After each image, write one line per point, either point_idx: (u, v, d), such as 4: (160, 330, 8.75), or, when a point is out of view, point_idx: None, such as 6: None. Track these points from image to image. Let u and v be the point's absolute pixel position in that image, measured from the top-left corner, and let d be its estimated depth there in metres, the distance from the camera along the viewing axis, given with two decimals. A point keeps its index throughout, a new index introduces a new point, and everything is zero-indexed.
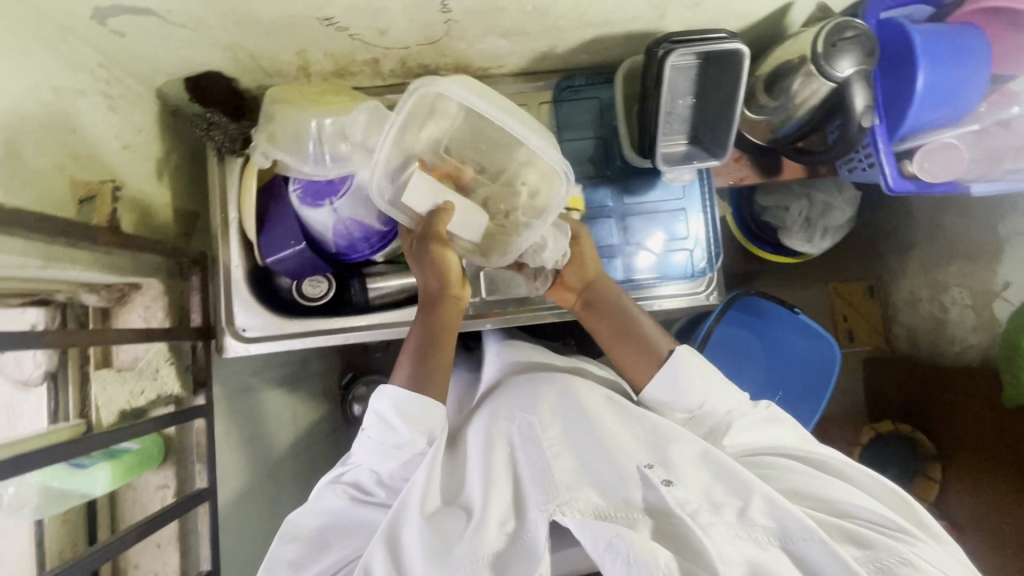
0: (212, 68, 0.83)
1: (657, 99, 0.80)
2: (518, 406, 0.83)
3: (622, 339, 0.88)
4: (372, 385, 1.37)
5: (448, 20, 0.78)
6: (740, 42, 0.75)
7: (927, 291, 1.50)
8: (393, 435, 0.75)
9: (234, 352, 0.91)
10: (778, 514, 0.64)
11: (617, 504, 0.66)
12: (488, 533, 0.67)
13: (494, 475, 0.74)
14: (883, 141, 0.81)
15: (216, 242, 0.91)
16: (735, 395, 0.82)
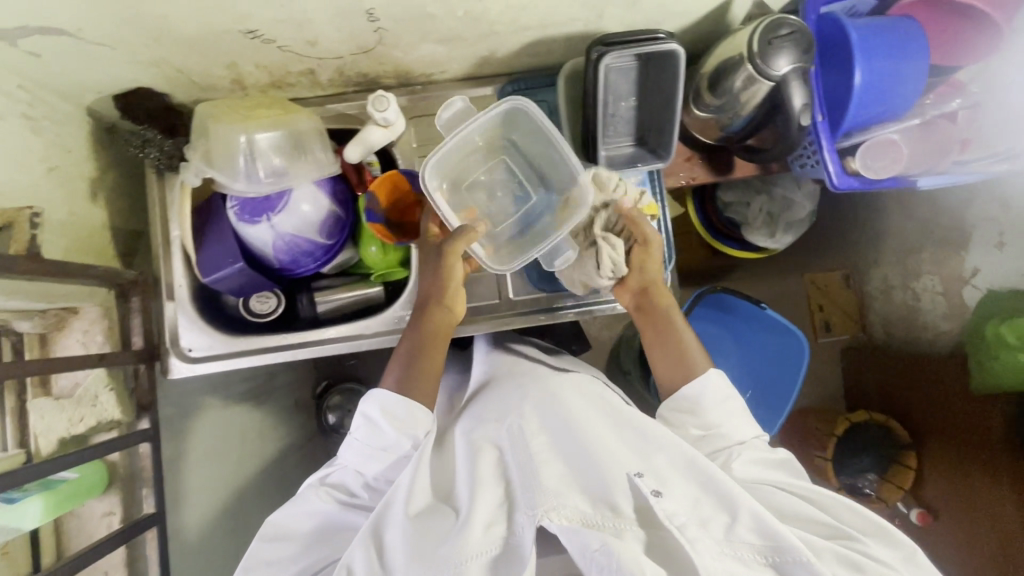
0: (141, 85, 0.81)
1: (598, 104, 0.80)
2: (510, 411, 0.80)
3: (663, 343, 0.87)
4: (344, 394, 1.36)
5: (378, 29, 0.76)
6: (675, 43, 0.75)
7: (899, 279, 1.46)
8: (381, 435, 0.77)
9: (180, 374, 0.89)
10: (763, 528, 0.64)
11: (603, 512, 0.65)
12: (473, 541, 0.66)
13: (482, 479, 0.73)
14: (826, 138, 0.80)
15: (158, 262, 0.89)
16: (747, 427, 0.82)
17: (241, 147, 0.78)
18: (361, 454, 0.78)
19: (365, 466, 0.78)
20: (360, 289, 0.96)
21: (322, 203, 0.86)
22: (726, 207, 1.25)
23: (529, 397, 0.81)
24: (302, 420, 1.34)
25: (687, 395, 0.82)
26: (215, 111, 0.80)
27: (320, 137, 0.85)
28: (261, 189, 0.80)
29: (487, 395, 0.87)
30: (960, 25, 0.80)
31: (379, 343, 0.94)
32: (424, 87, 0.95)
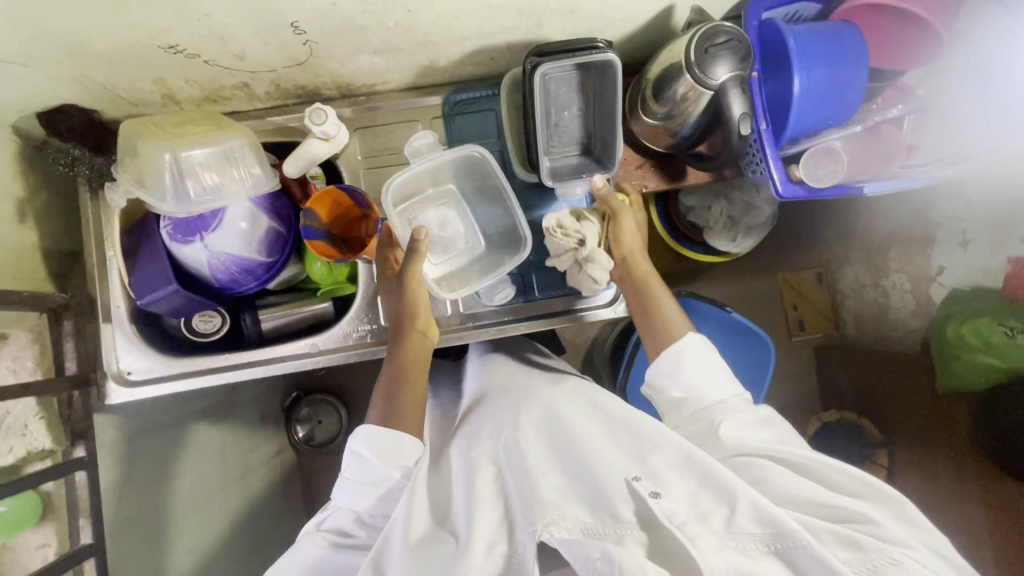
0: (65, 103, 0.78)
1: (536, 113, 0.77)
2: (504, 425, 0.78)
3: (643, 313, 0.85)
4: (311, 407, 1.35)
5: (307, 42, 0.74)
6: (609, 52, 0.73)
7: (869, 276, 1.42)
8: (371, 470, 0.74)
9: (117, 399, 0.86)
10: (765, 514, 0.57)
11: (604, 520, 0.61)
12: (472, 561, 0.61)
13: (479, 497, 0.68)
14: (770, 146, 0.78)
15: (94, 284, 0.86)
16: (727, 388, 0.77)
17: (167, 166, 0.76)
18: (357, 492, 0.74)
19: (361, 503, 0.74)
20: (306, 305, 0.94)
21: (259, 220, 0.84)
22: (688, 211, 1.24)
23: (524, 410, 0.79)
24: (268, 434, 1.31)
25: (669, 362, 0.79)
26: (139, 129, 0.78)
27: (255, 152, 0.82)
28: (188, 208, 0.77)
29: (480, 411, 0.85)
30: (902, 30, 0.79)
31: (323, 362, 0.91)
32: (368, 98, 0.93)
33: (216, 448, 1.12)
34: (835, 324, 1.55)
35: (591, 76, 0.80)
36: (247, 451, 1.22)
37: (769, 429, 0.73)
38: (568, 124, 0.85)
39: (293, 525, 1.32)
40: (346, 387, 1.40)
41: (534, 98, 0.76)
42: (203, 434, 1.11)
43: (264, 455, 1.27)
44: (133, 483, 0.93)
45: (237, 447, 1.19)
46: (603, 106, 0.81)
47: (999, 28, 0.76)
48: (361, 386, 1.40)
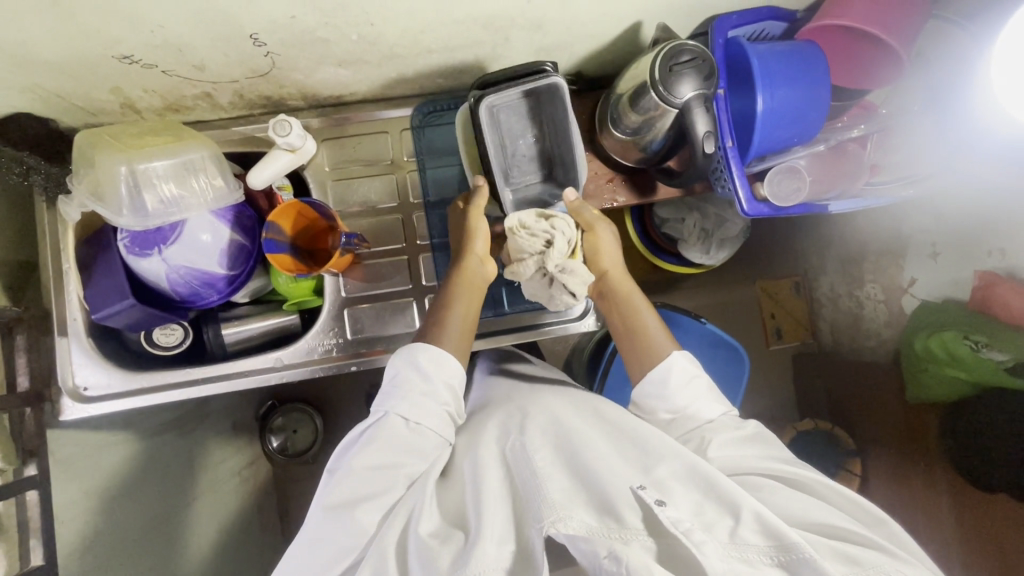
0: (19, 110, 0.76)
1: (489, 146, 0.78)
2: (512, 430, 0.78)
3: (627, 334, 0.85)
4: (286, 416, 1.33)
5: (268, 53, 0.73)
6: (556, 74, 0.74)
7: (844, 286, 1.44)
8: (424, 382, 0.73)
9: (72, 413, 0.84)
10: (769, 530, 0.59)
11: (609, 524, 0.61)
12: (484, 554, 0.61)
13: (490, 494, 0.67)
14: (736, 163, 0.78)
15: (50, 295, 0.84)
16: (714, 407, 0.80)
17: (124, 179, 0.74)
18: (406, 401, 0.72)
19: (410, 412, 0.72)
20: (274, 317, 0.93)
21: (222, 233, 0.82)
22: (662, 223, 1.25)
23: (544, 421, 0.78)
24: (242, 444, 1.29)
25: (658, 382, 0.80)
26: (95, 138, 0.76)
27: (219, 165, 0.81)
28: (145, 222, 0.76)
29: (495, 415, 0.83)
30: (868, 51, 0.79)
31: (289, 375, 0.89)
32: (336, 109, 0.92)
33: (183, 460, 1.10)
34: (811, 332, 1.59)
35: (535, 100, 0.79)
36: (216, 463, 1.19)
37: (764, 450, 0.75)
38: (524, 152, 0.83)
39: (267, 536, 1.29)
40: (322, 396, 1.38)
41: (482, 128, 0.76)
42: (170, 447, 1.08)
43: (235, 466, 1.24)
44: (92, 499, 0.90)
45: (205, 459, 1.16)
46: (556, 131, 0.81)
47: (959, 51, 0.77)
48: (337, 395, 1.38)
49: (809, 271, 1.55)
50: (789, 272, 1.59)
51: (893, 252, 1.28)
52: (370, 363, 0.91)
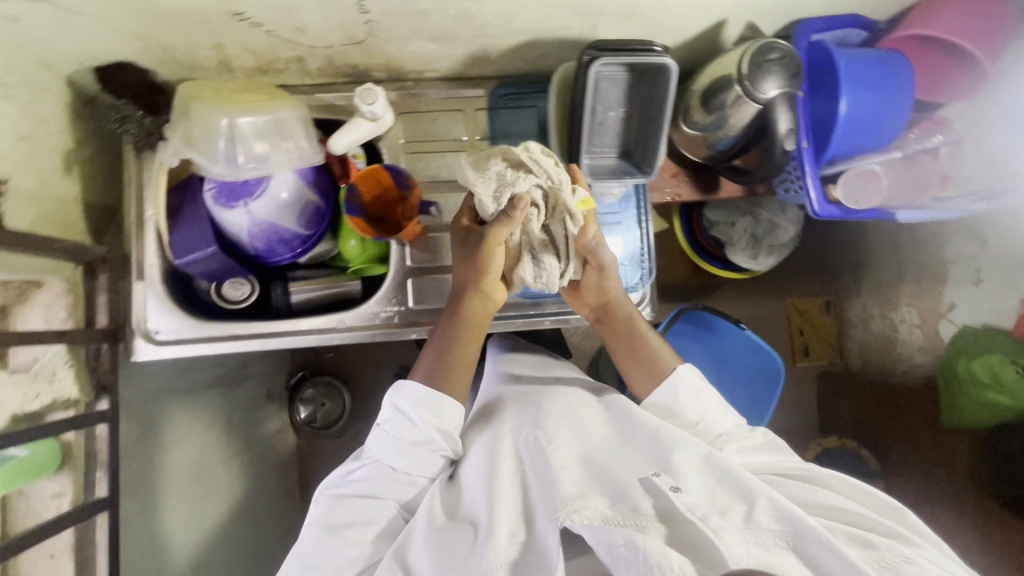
0: (124, 58, 0.80)
1: (582, 108, 0.78)
2: (526, 423, 0.80)
3: (632, 355, 0.86)
4: (318, 387, 1.36)
5: (369, 21, 0.75)
6: (667, 55, 0.72)
7: (878, 308, 1.44)
8: (413, 429, 0.75)
9: (145, 356, 0.87)
10: (783, 516, 0.61)
11: (624, 512, 0.62)
12: (496, 548, 0.64)
13: (501, 486, 0.70)
14: (810, 164, 0.80)
15: (131, 239, 0.88)
16: (727, 418, 0.82)
17: (224, 135, 0.78)
18: (387, 446, 0.76)
19: (393, 456, 0.75)
20: (336, 282, 0.95)
21: (300, 193, 0.85)
22: (711, 226, 1.26)
23: (554, 417, 0.80)
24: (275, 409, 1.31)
25: (665, 393, 0.81)
26: (191, 96, 0.78)
27: (307, 126, 0.84)
28: (237, 176, 0.79)
29: (511, 409, 0.85)
30: (948, 63, 0.81)
31: (349, 338, 0.92)
32: (415, 84, 0.94)
33: (224, 416, 1.13)
34: (840, 353, 1.58)
35: (638, 76, 0.78)
36: (251, 424, 1.22)
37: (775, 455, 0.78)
38: (610, 125, 0.83)
39: (287, 504, 1.31)
40: (355, 370, 1.41)
41: (584, 90, 0.77)
42: (214, 402, 1.11)
43: (267, 430, 1.27)
44: (146, 442, 0.92)
45: (242, 419, 1.19)
46: (649, 109, 0.80)
47: None
48: (370, 370, 1.41)
49: (843, 291, 1.55)
50: (822, 290, 1.59)
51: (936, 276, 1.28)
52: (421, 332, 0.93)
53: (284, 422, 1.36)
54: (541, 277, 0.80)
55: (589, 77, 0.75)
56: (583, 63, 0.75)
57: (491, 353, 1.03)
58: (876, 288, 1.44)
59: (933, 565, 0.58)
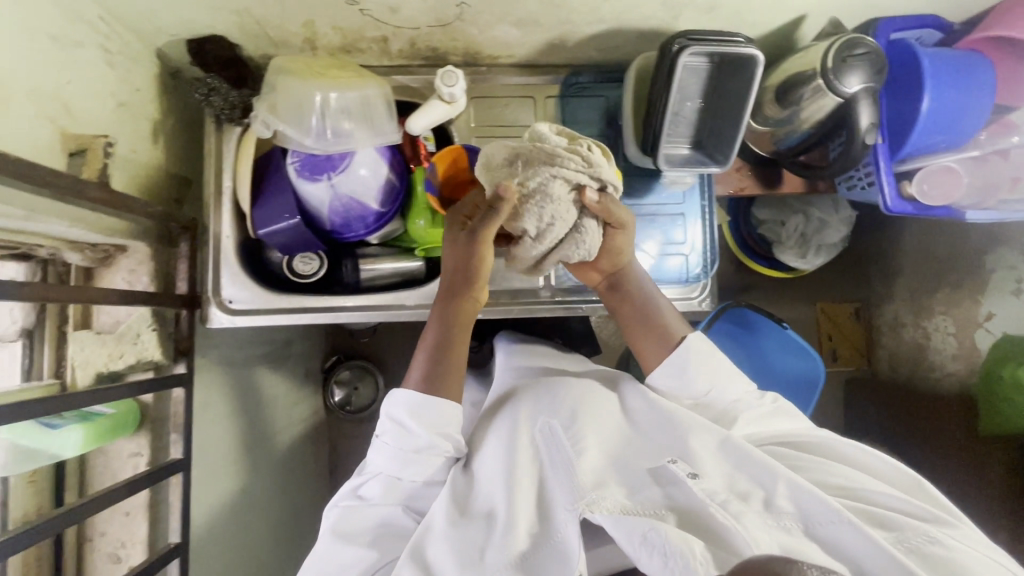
0: (216, 32, 0.81)
1: (665, 98, 0.78)
2: (541, 409, 0.77)
3: (646, 329, 0.83)
4: (355, 370, 1.37)
5: (461, 3, 0.77)
6: (754, 47, 0.73)
7: (911, 315, 1.43)
8: (413, 438, 0.71)
9: (219, 324, 0.89)
10: (803, 499, 0.61)
11: (642, 503, 0.62)
12: (517, 535, 0.64)
13: (517, 472, 0.69)
14: (884, 160, 0.82)
15: (208, 210, 0.89)
16: (738, 386, 0.79)
17: (315, 112, 0.81)
18: (388, 454, 0.71)
19: (396, 464, 0.71)
20: (401, 261, 0.97)
21: (381, 170, 0.86)
22: (759, 224, 1.27)
23: (566, 401, 0.78)
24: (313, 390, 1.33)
25: (674, 370, 0.78)
26: (279, 75, 0.81)
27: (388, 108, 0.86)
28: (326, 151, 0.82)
29: (521, 393, 0.82)
30: None
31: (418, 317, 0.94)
32: (488, 69, 0.96)
33: (271, 392, 1.14)
34: (868, 360, 1.59)
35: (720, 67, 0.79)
36: (291, 403, 1.23)
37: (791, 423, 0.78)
38: (686, 115, 0.84)
39: (316, 485, 1.32)
40: (393, 355, 1.42)
41: (670, 81, 0.77)
42: (263, 378, 1.12)
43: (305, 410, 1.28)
44: (209, 410, 0.94)
45: (286, 397, 1.21)
46: (729, 101, 0.81)
47: None
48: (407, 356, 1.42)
49: (873, 298, 1.56)
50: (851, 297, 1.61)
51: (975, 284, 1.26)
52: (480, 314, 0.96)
53: (319, 403, 1.38)
54: (582, 246, 0.75)
55: (676, 67, 0.76)
56: (672, 53, 0.75)
57: (501, 346, 1.01)
58: (908, 296, 1.44)
59: (962, 546, 0.56)
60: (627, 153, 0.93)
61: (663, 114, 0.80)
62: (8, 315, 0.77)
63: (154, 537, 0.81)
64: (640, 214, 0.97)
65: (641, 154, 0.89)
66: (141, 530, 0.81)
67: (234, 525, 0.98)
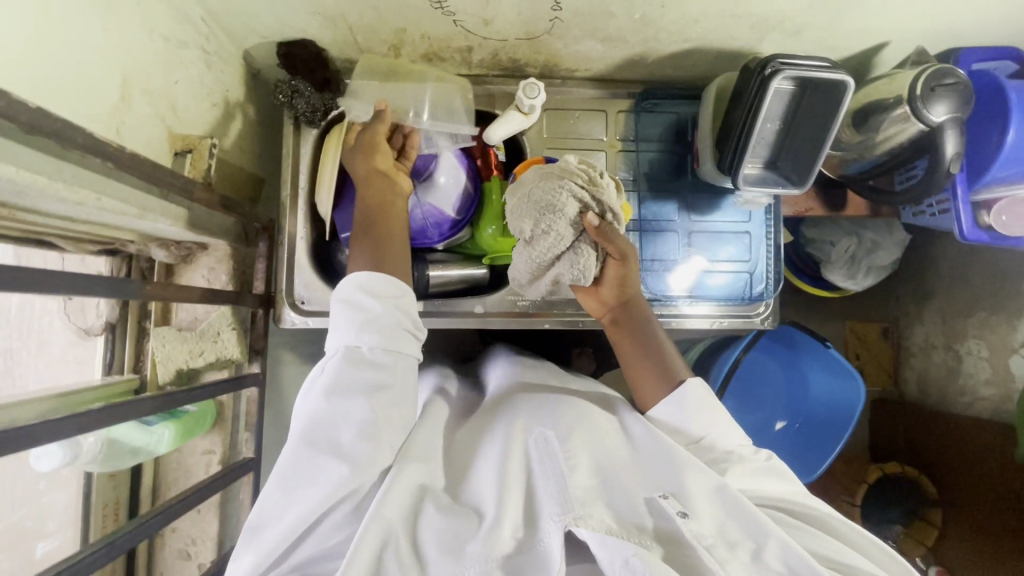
0: (307, 36, 0.81)
1: (752, 118, 0.79)
2: (531, 412, 0.70)
3: (644, 359, 0.74)
4: None
5: (555, 17, 0.78)
6: (846, 72, 0.74)
7: (941, 339, 1.40)
8: (365, 317, 0.63)
9: (291, 324, 0.89)
10: (797, 565, 0.56)
11: (629, 527, 0.58)
12: (501, 536, 0.57)
13: (508, 477, 0.62)
14: (963, 190, 0.84)
15: (284, 212, 0.89)
16: (733, 435, 0.71)
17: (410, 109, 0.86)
18: (343, 335, 0.63)
19: (354, 336, 0.63)
20: (467, 268, 0.96)
21: (459, 178, 0.88)
22: (808, 243, 1.27)
23: (556, 404, 0.71)
24: None
25: (676, 406, 0.70)
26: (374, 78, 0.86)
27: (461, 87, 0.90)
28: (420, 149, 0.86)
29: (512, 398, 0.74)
30: None
31: (485, 323, 0.96)
32: (563, 81, 0.97)
33: None
34: (894, 379, 1.55)
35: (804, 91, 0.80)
36: None
37: (785, 482, 0.70)
38: (765, 136, 0.85)
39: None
40: None
41: (760, 103, 0.77)
42: None
43: None
44: None
45: None
46: (812, 123, 0.81)
47: None
48: None
49: (904, 318, 1.52)
50: (878, 316, 1.58)
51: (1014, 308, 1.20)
52: (542, 324, 0.97)
53: None
54: (576, 267, 0.72)
55: (768, 89, 0.76)
56: (764, 74, 0.76)
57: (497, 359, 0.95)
58: (939, 318, 1.41)
59: None
60: (701, 171, 0.93)
61: (747, 134, 0.80)
62: (94, 310, 0.79)
63: (225, 533, 0.82)
64: (705, 230, 0.98)
65: (717, 172, 0.89)
66: (213, 528, 0.82)
67: None
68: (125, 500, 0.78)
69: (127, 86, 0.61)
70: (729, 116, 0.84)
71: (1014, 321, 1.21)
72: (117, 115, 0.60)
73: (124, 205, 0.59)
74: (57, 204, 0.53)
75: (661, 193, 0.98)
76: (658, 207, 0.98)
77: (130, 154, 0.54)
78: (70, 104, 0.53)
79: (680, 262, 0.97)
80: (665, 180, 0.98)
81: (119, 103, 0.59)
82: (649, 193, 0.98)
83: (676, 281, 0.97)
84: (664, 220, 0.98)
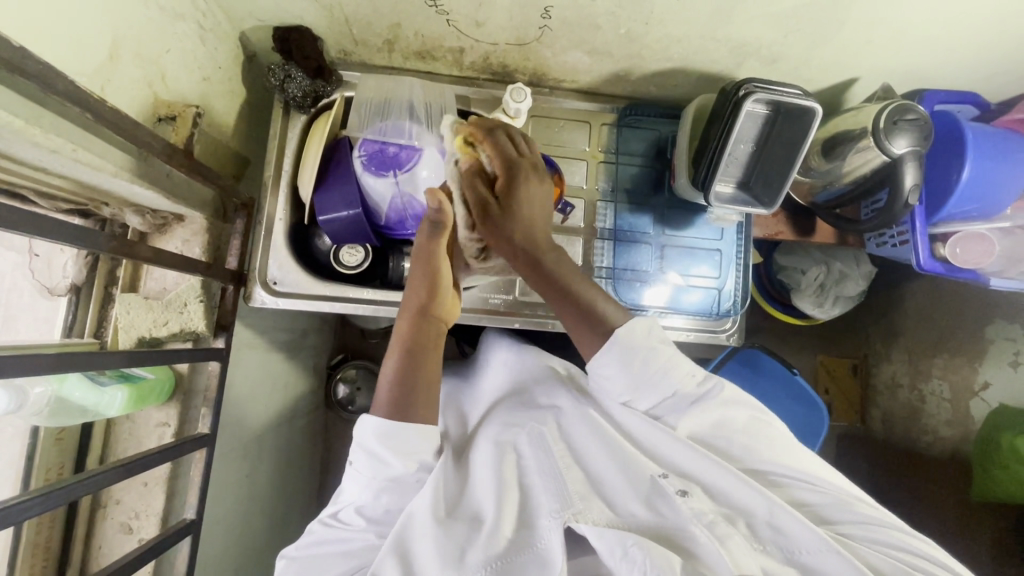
0: (304, 23, 0.83)
1: (725, 137, 0.82)
2: (529, 416, 0.78)
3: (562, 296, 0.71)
4: (364, 370, 1.32)
5: (544, 26, 0.82)
6: (814, 100, 0.78)
7: (908, 377, 1.39)
8: (386, 466, 0.65)
9: (260, 303, 0.89)
10: (790, 527, 0.61)
11: (626, 519, 0.63)
12: (500, 533, 0.64)
13: (507, 484, 0.70)
14: (921, 223, 0.87)
15: (265, 193, 0.90)
16: (667, 385, 0.70)
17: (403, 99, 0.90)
18: (364, 481, 0.66)
19: (372, 492, 0.66)
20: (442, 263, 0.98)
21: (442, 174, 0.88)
22: (781, 270, 1.30)
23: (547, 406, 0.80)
24: (313, 384, 1.29)
25: (618, 359, 0.68)
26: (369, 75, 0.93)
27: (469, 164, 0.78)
28: (407, 145, 0.87)
29: (506, 405, 0.83)
30: None
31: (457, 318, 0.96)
32: (551, 91, 1.00)
33: (282, 380, 1.12)
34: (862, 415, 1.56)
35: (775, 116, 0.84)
36: (297, 394, 1.21)
37: (744, 413, 0.71)
38: (738, 157, 0.88)
39: (302, 482, 1.28)
40: None
41: (733, 123, 0.81)
42: (278, 364, 1.10)
43: (305, 406, 1.26)
44: (233, 389, 0.93)
45: (294, 386, 1.19)
46: (782, 148, 0.85)
47: None
48: None
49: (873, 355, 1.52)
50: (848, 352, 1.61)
51: (976, 349, 1.23)
52: (514, 324, 0.97)
53: (318, 400, 1.34)
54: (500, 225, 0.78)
55: (741, 110, 0.79)
56: (737, 97, 0.79)
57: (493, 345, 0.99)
58: (906, 354, 1.40)
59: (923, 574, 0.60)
60: (675, 185, 0.96)
61: (720, 153, 0.83)
62: (61, 270, 0.78)
63: (170, 509, 0.80)
64: (677, 244, 1.00)
65: (690, 188, 0.92)
66: (158, 502, 0.80)
67: (223, 507, 0.95)
68: (70, 464, 0.77)
69: (117, 48, 0.62)
70: (704, 134, 0.87)
71: (975, 362, 1.24)
72: (103, 74, 0.61)
73: (99, 160, 0.60)
74: (32, 150, 0.54)
75: (637, 206, 1.01)
76: (635, 219, 1.00)
77: (113, 112, 0.55)
78: (62, 56, 0.54)
79: (651, 274, 1.00)
80: (644, 193, 1.01)
81: (106, 62, 0.61)
82: (628, 205, 1.00)
83: (654, 293, 0.99)
84: (639, 232, 1.00)
